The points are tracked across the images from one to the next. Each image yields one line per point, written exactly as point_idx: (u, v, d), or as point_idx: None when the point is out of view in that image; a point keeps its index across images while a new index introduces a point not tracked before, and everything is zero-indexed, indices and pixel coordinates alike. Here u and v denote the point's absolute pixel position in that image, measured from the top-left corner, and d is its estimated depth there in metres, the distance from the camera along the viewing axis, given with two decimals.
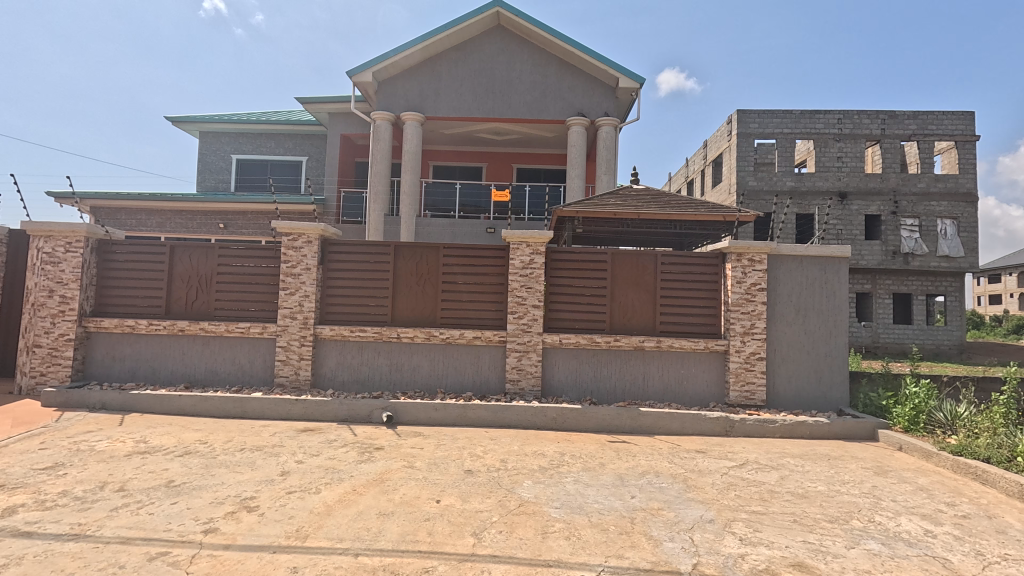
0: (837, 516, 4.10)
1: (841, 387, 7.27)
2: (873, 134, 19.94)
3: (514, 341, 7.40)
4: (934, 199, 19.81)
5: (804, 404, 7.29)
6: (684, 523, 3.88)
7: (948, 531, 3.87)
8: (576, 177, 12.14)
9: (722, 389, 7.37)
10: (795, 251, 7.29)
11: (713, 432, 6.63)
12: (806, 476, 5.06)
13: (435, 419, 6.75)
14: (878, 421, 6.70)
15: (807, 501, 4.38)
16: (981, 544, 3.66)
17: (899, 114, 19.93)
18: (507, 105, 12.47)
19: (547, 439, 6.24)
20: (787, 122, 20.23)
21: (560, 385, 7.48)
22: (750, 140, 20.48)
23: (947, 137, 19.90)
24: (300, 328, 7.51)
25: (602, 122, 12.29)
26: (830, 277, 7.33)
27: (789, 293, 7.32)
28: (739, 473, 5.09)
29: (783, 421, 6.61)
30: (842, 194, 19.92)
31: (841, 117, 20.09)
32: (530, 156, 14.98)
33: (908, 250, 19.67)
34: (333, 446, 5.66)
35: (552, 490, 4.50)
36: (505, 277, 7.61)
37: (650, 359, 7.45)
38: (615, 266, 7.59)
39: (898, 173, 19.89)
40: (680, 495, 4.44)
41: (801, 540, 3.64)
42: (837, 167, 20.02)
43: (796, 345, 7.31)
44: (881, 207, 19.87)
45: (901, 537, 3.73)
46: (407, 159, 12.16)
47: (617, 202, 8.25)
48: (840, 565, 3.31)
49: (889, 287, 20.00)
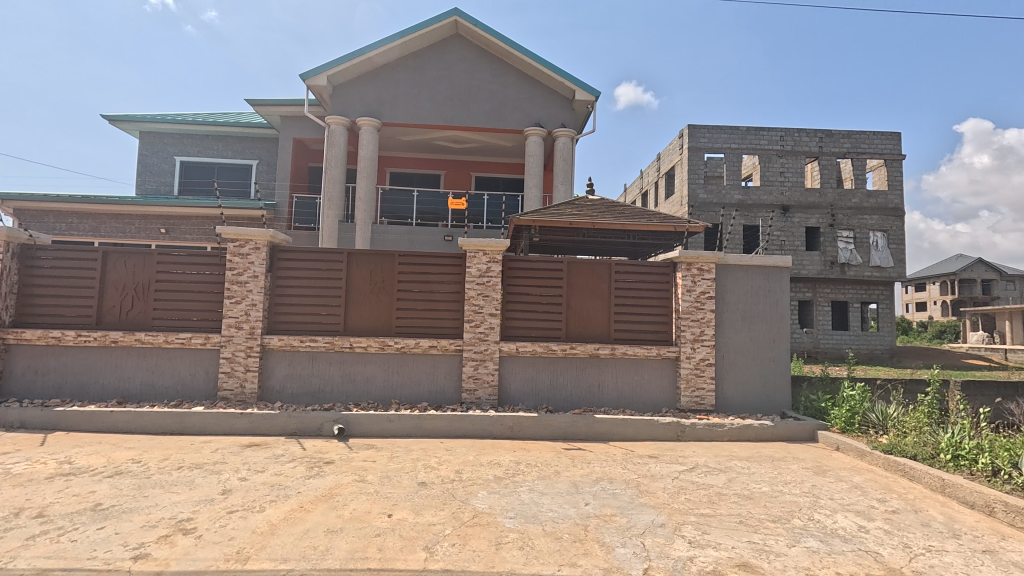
0: (780, 515, 4.26)
1: (784, 391, 7.61)
2: (812, 151, 21.18)
3: (470, 350, 7.35)
4: (866, 213, 21.22)
5: (751, 409, 7.57)
6: (636, 529, 3.93)
7: (878, 526, 4.09)
8: (533, 188, 12.24)
9: (673, 395, 7.56)
10: (741, 261, 7.61)
11: (665, 436, 6.79)
12: (751, 477, 5.26)
13: (388, 430, 6.59)
14: (817, 422, 7.06)
15: (752, 502, 4.54)
16: (908, 538, 3.88)
17: (835, 133, 21.25)
18: (465, 113, 12.45)
19: (503, 448, 6.20)
20: (734, 137, 21.20)
21: (516, 393, 7.47)
22: (700, 154, 21.29)
23: (877, 155, 21.37)
24: (246, 339, 7.19)
25: (558, 133, 12.54)
26: (774, 286, 7.68)
27: (736, 301, 7.63)
28: (688, 477, 5.22)
29: (731, 425, 6.84)
30: (785, 207, 21.04)
31: (783, 134, 21.20)
32: (489, 163, 14.98)
33: (844, 260, 20.97)
34: (280, 462, 5.43)
35: (506, 500, 4.47)
36: (460, 286, 7.56)
37: (605, 366, 7.56)
38: (571, 274, 7.67)
39: (835, 188, 21.24)
40: (632, 501, 4.50)
41: (746, 540, 3.76)
42: (779, 181, 21.15)
43: (743, 352, 7.60)
44: (820, 219, 21.11)
45: (838, 534, 3.90)
46: (362, 166, 11.96)
47: (573, 212, 8.38)
48: (782, 563, 3.43)
49: (827, 296, 21.18)
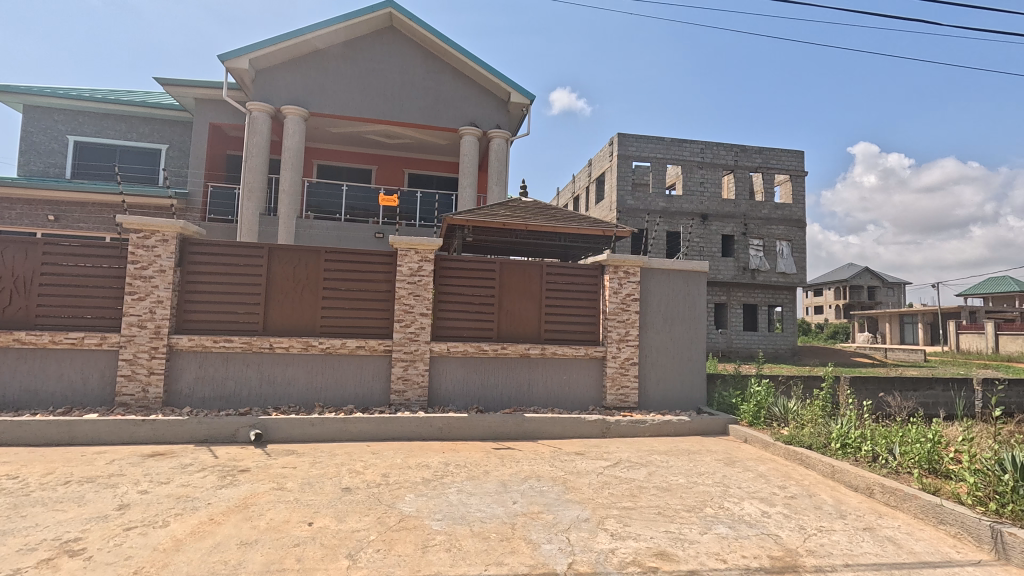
0: (694, 505, 4.53)
1: (700, 388, 8.10)
2: (729, 164, 22.76)
3: (399, 351, 7.19)
4: (774, 224, 23.11)
5: (670, 405, 7.99)
6: (561, 524, 4.03)
7: (779, 510, 4.47)
8: (467, 187, 12.20)
9: (599, 393, 7.82)
10: (663, 266, 8.02)
11: (592, 434, 7.01)
12: (669, 470, 5.56)
13: (310, 435, 6.31)
14: (728, 417, 7.59)
15: (669, 493, 4.80)
16: (803, 520, 4.27)
17: (749, 149, 22.95)
18: (399, 108, 12.18)
19: (432, 450, 6.12)
20: (659, 148, 22.31)
21: (447, 394, 7.41)
22: (628, 162, 22.20)
23: (784, 171, 23.33)
24: (150, 339, 6.59)
25: (493, 134, 12.60)
26: (692, 289, 8.16)
27: (659, 303, 8.03)
28: (612, 472, 5.43)
29: (652, 421, 7.19)
30: (704, 216, 22.45)
31: (703, 147, 22.60)
32: (423, 160, 14.75)
33: (754, 267, 22.70)
34: (188, 472, 5.02)
35: (434, 502, 4.41)
36: (390, 285, 7.37)
37: (535, 366, 7.68)
38: (504, 275, 7.73)
39: (748, 199, 22.94)
40: (559, 498, 4.61)
41: (663, 530, 3.97)
42: (699, 191, 22.53)
43: (664, 352, 8.01)
44: (734, 228, 22.72)
45: (744, 520, 4.22)
46: (287, 157, 11.35)
47: (506, 213, 8.44)
48: (695, 550, 3.65)
49: (740, 299, 22.83)
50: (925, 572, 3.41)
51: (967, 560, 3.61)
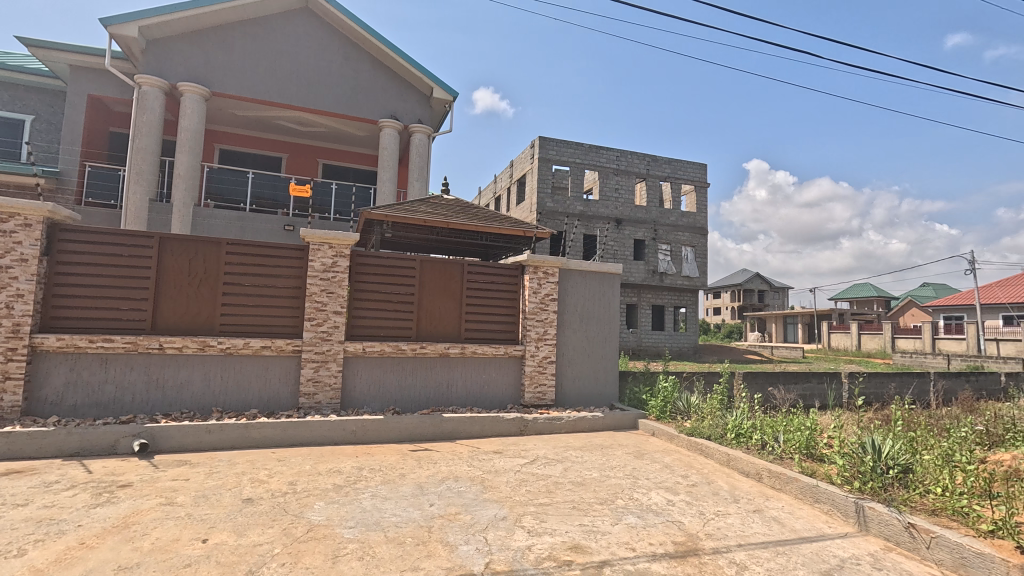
0: (606, 497, 4.71)
1: (612, 384, 8.47)
2: (641, 172, 24.06)
3: (310, 351, 6.79)
4: (680, 230, 24.79)
5: (585, 402, 8.28)
6: (479, 524, 4.01)
7: (682, 498, 4.78)
8: (386, 182, 11.82)
9: (518, 391, 7.92)
10: (580, 267, 8.29)
11: (509, 432, 7.08)
12: (583, 465, 5.74)
13: (206, 443, 5.77)
14: (638, 411, 8.00)
15: (583, 488, 4.95)
16: (703, 506, 4.60)
17: (659, 159, 24.41)
18: (313, 94, 11.53)
19: (345, 455, 5.85)
20: (578, 153, 23.06)
21: (361, 396, 7.12)
22: (549, 165, 22.72)
23: (690, 182, 25.08)
24: (6, 339, 5.68)
25: (414, 129, 12.33)
26: (607, 290, 8.51)
27: (575, 303, 8.28)
28: (529, 469, 5.50)
29: (567, 417, 7.39)
30: (618, 221, 23.55)
31: (619, 155, 23.69)
32: (339, 151, 14.08)
33: (662, 270, 24.19)
34: (53, 490, 4.38)
35: (346, 509, 4.21)
36: (301, 281, 6.94)
37: (453, 366, 7.60)
38: (423, 273, 7.57)
39: (658, 207, 24.40)
40: (477, 497, 4.59)
41: (578, 524, 4.08)
42: (614, 197, 23.60)
43: (580, 350, 8.28)
44: (645, 233, 24.07)
45: (651, 509, 4.45)
46: (183, 139, 10.33)
47: (427, 210, 8.28)
48: (606, 541, 3.79)
49: (649, 300, 24.22)
50: (804, 547, 3.79)
51: (837, 532, 4.08)
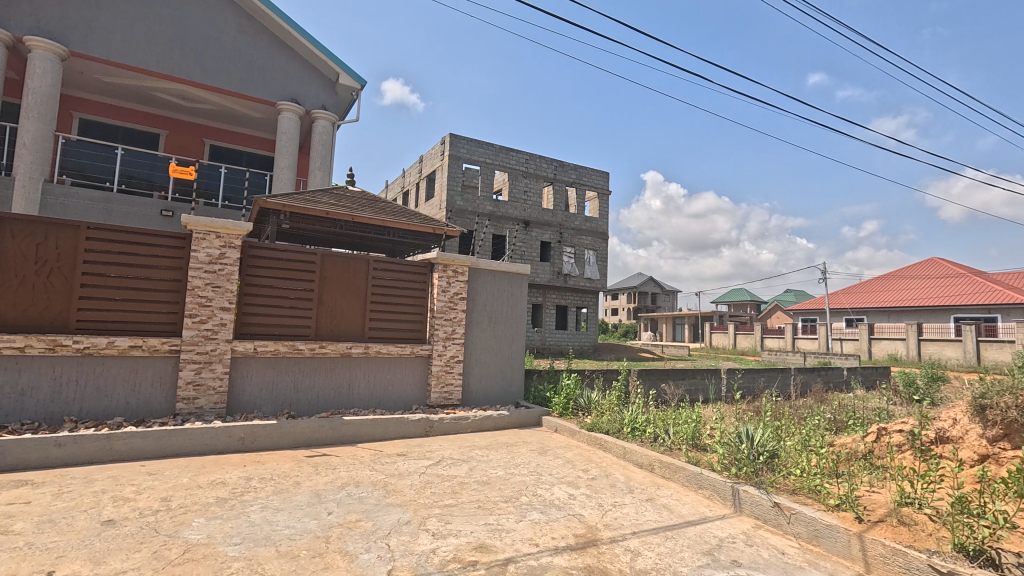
0: (510, 495, 4.77)
1: (518, 383, 8.61)
2: (549, 176, 24.81)
3: (191, 351, 6.11)
4: (584, 234, 25.92)
5: (491, 401, 8.33)
6: (381, 531, 3.86)
7: (582, 491, 4.97)
8: (285, 169, 10.99)
9: (423, 391, 7.77)
10: (490, 267, 8.32)
11: (414, 433, 6.92)
12: (489, 464, 5.77)
13: (56, 459, 4.97)
14: (542, 409, 8.22)
15: (489, 486, 4.98)
16: (602, 498, 4.82)
17: (566, 165, 25.34)
18: (200, 67, 10.41)
19: (230, 464, 5.34)
20: (488, 153, 23.21)
21: (251, 399, 6.55)
22: (459, 163, 22.60)
23: (593, 189, 26.32)
24: None
25: (318, 115, 11.62)
26: (515, 290, 8.63)
27: (484, 303, 8.31)
28: (434, 471, 5.41)
29: (473, 416, 7.39)
30: (526, 222, 24.06)
31: (528, 158, 24.23)
32: (230, 132, 12.87)
33: (567, 272, 25.12)
34: None
35: (231, 524, 3.84)
36: (181, 274, 6.22)
37: (356, 366, 7.26)
38: (325, 268, 7.15)
39: (563, 210, 25.31)
40: (379, 503, 4.42)
41: (483, 523, 4.08)
42: (523, 198, 24.08)
43: (487, 349, 8.31)
44: (551, 235, 24.85)
45: (554, 504, 4.58)
46: (30, 103, 8.81)
47: (330, 201, 7.84)
48: (511, 538, 3.83)
49: (553, 301, 25.03)
50: (689, 529, 4.12)
51: (717, 515, 4.48)
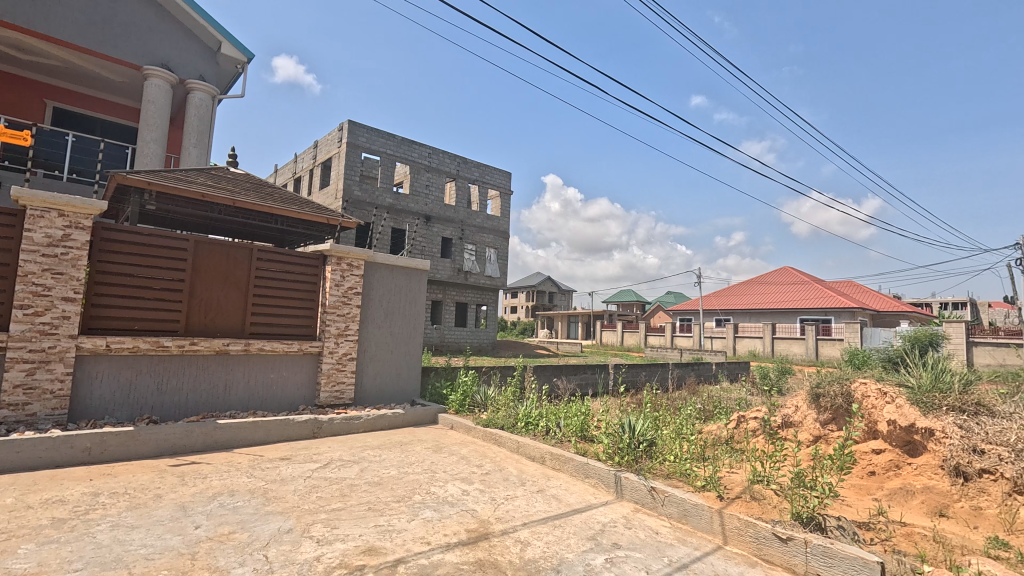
0: (403, 495, 4.67)
1: (414, 381, 8.45)
2: (451, 172, 24.66)
3: (21, 349, 5.16)
4: (485, 232, 26.13)
5: (385, 399, 8.08)
6: (258, 542, 3.57)
7: (476, 487, 5.01)
8: (152, 142, 9.71)
9: (312, 391, 7.33)
10: (387, 261, 8.07)
11: (300, 435, 6.50)
12: (381, 464, 5.59)
13: None
14: (438, 406, 8.15)
15: (380, 487, 4.83)
16: (495, 492, 4.90)
17: (469, 162, 25.36)
18: (42, 14, 8.85)
19: (72, 480, 4.61)
20: (389, 144, 22.49)
21: (101, 404, 5.71)
22: (358, 152, 21.62)
23: (495, 187, 26.63)
24: None
25: (194, 85, 10.44)
26: (413, 286, 8.46)
27: (380, 298, 8.04)
28: (321, 474, 5.13)
29: (366, 416, 7.12)
30: (427, 217, 23.67)
31: (431, 152, 23.88)
32: (80, 95, 11.08)
33: (467, 269, 25.14)
34: None
35: (70, 549, 3.31)
36: (10, 257, 5.24)
37: (234, 365, 6.65)
38: (200, 256, 6.45)
39: (465, 207, 25.31)
40: (257, 512, 4.08)
41: (372, 525, 3.95)
42: (425, 193, 23.68)
43: (383, 346, 8.05)
44: (453, 232, 24.71)
45: (447, 501, 4.57)
46: None
47: (207, 183, 7.08)
48: (401, 539, 3.75)
49: (453, 297, 24.91)
50: (575, 517, 4.34)
51: (600, 501, 4.76)
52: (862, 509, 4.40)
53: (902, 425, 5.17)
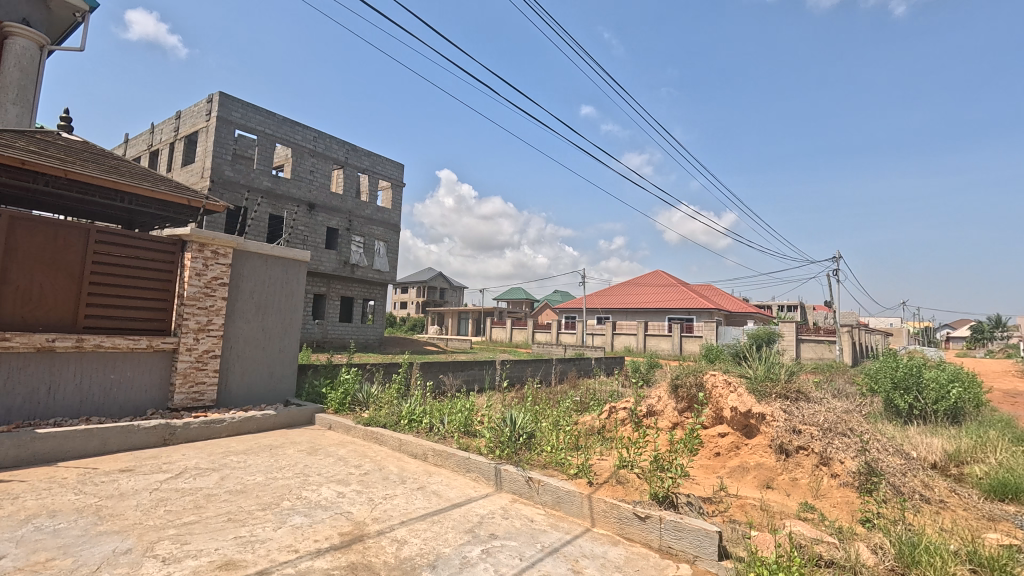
0: (269, 502, 4.34)
1: (289, 380, 7.87)
2: (339, 159, 23.38)
3: None
4: (374, 224, 25.17)
5: (254, 400, 7.43)
6: (85, 567, 3.09)
7: (352, 488, 4.82)
8: None
9: (163, 393, 6.52)
10: (260, 250, 7.43)
11: (147, 443, 5.75)
12: (245, 470, 5.14)
13: None
14: (315, 406, 7.70)
15: (243, 495, 4.44)
16: (372, 492, 4.75)
17: (358, 150, 24.23)
18: None
19: None
20: (269, 123, 20.70)
21: None
22: (230, 128, 19.60)
23: (386, 179, 25.76)
24: None
25: (14, 30, 8.71)
26: (290, 278, 7.88)
27: (251, 290, 7.38)
28: (172, 485, 4.58)
29: (230, 419, 6.49)
30: (310, 205, 22.19)
31: (316, 136, 22.42)
32: None
33: (354, 262, 24.01)
34: None
35: None
36: None
37: (61, 364, 5.68)
38: (15, 235, 5.41)
39: (354, 197, 24.16)
40: (86, 533, 3.53)
41: (232, 537, 3.62)
42: (308, 179, 22.18)
43: (253, 343, 7.39)
44: (339, 222, 23.44)
45: (320, 505, 4.34)
46: None
47: (29, 148, 5.95)
48: (265, 549, 3.48)
49: (338, 291, 23.63)
50: (454, 512, 4.37)
51: (480, 495, 4.85)
52: (707, 486, 5.00)
53: (741, 411, 5.91)
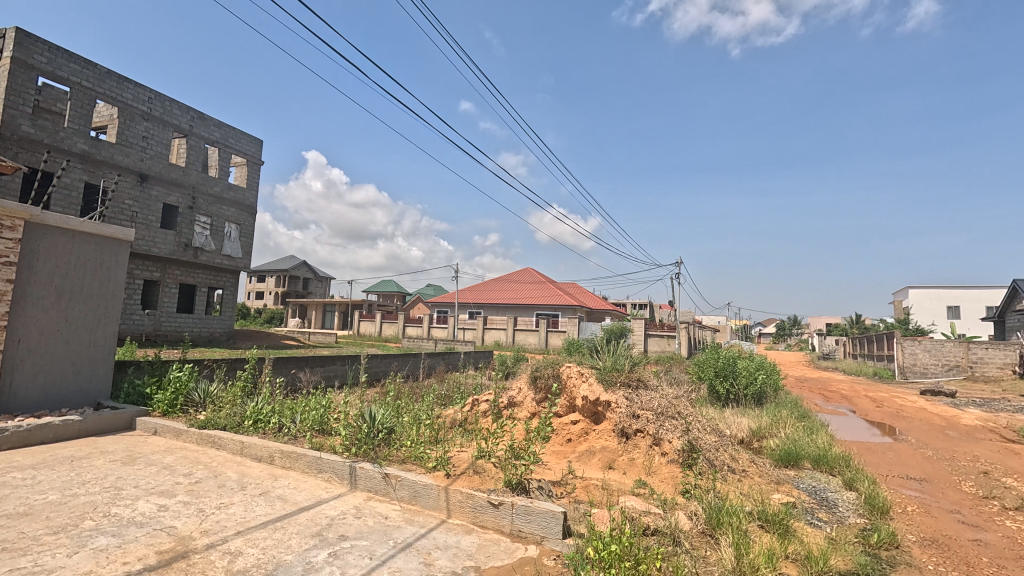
0: (64, 524, 3.65)
1: (102, 380, 6.68)
2: (181, 127, 20.47)
3: None
4: (224, 204, 22.51)
5: (52, 405, 6.18)
6: None
7: (178, 500, 4.26)
8: None
9: None
10: (64, 224, 6.22)
11: None
12: (34, 488, 4.27)
13: None
14: (136, 409, 6.67)
15: (28, 519, 3.68)
16: (203, 502, 4.25)
17: (207, 118, 21.43)
18: None
19: None
20: (87, 74, 17.37)
21: None
22: (31, 74, 16.07)
23: (241, 154, 23.17)
24: None
25: None
26: (106, 261, 6.70)
27: (50, 272, 6.14)
28: None
29: (15, 428, 5.34)
30: (141, 176, 19.12)
31: (152, 96, 19.36)
32: None
33: (198, 245, 21.21)
34: None
35: None
36: None
37: None
38: None
39: (199, 172, 21.34)
40: None
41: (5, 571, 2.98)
42: (139, 146, 19.08)
43: (51, 335, 6.15)
44: (180, 199, 20.53)
45: (133, 522, 3.76)
46: None
47: None
48: None
49: (176, 278, 20.67)
50: (301, 516, 4.09)
51: (331, 495, 4.60)
52: (557, 470, 5.35)
53: (591, 400, 6.43)
